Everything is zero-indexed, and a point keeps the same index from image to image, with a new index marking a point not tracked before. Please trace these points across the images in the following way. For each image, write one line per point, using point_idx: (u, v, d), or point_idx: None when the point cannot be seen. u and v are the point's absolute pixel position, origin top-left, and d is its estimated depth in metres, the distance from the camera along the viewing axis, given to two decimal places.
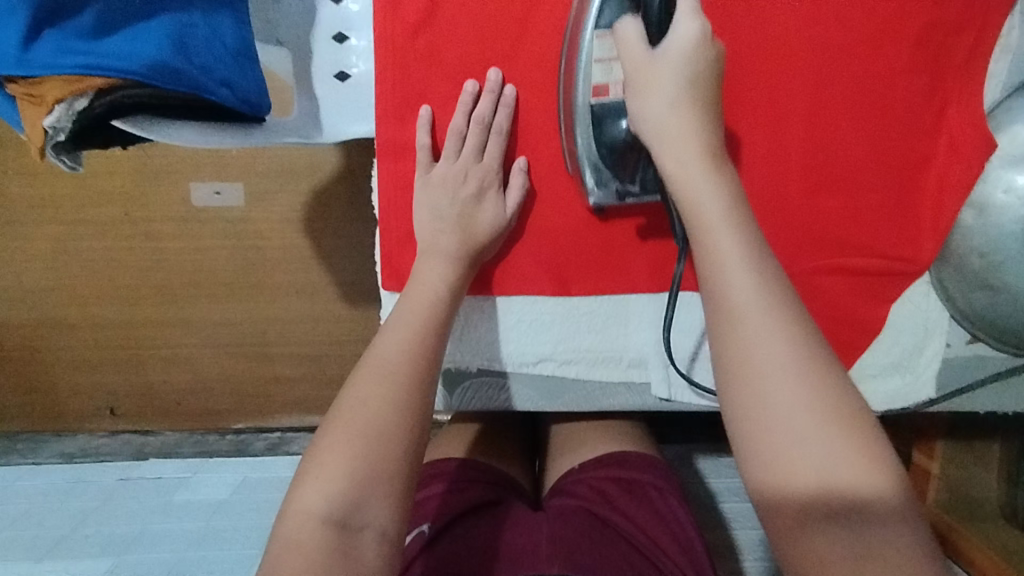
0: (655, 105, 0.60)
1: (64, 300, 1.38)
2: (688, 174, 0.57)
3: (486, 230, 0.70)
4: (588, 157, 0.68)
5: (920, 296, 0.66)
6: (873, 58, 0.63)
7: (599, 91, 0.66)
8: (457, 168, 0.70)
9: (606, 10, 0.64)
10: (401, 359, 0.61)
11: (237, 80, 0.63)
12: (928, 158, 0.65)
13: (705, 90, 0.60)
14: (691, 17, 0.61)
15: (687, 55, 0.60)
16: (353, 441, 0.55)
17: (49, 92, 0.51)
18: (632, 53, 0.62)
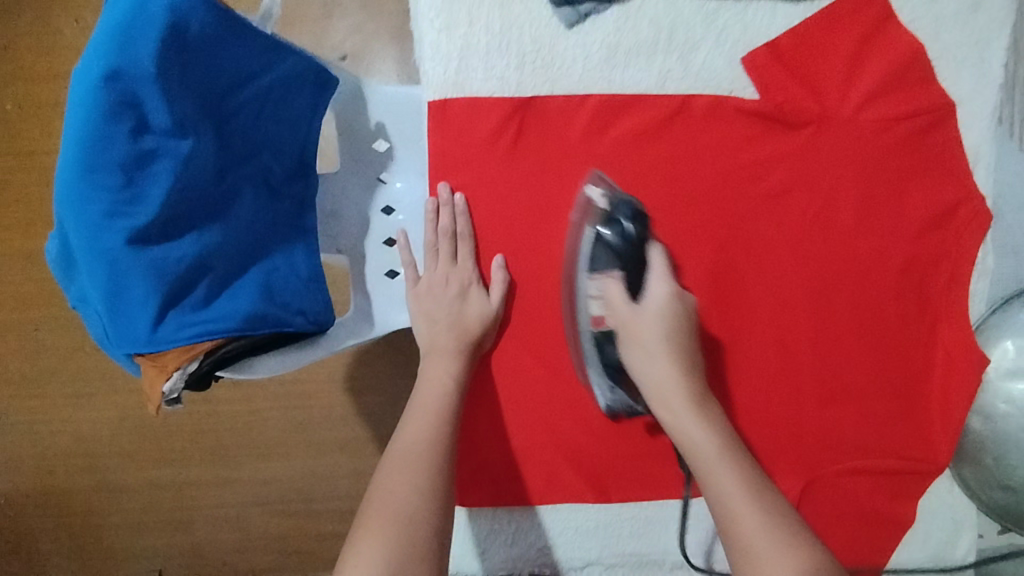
0: (660, 371, 0.72)
1: (123, 465, 1.46)
2: (683, 425, 0.69)
3: (480, 319, 0.79)
4: (596, 369, 0.79)
5: (943, 489, 0.80)
6: (861, 288, 0.79)
7: (598, 321, 0.77)
8: (441, 275, 0.79)
9: (597, 257, 0.76)
10: (421, 448, 0.68)
11: (306, 305, 0.78)
12: (929, 370, 0.79)
13: (680, 347, 0.73)
14: (661, 281, 0.75)
15: (663, 316, 0.73)
16: (387, 524, 0.60)
17: (169, 361, 0.60)
18: (618, 306, 0.74)
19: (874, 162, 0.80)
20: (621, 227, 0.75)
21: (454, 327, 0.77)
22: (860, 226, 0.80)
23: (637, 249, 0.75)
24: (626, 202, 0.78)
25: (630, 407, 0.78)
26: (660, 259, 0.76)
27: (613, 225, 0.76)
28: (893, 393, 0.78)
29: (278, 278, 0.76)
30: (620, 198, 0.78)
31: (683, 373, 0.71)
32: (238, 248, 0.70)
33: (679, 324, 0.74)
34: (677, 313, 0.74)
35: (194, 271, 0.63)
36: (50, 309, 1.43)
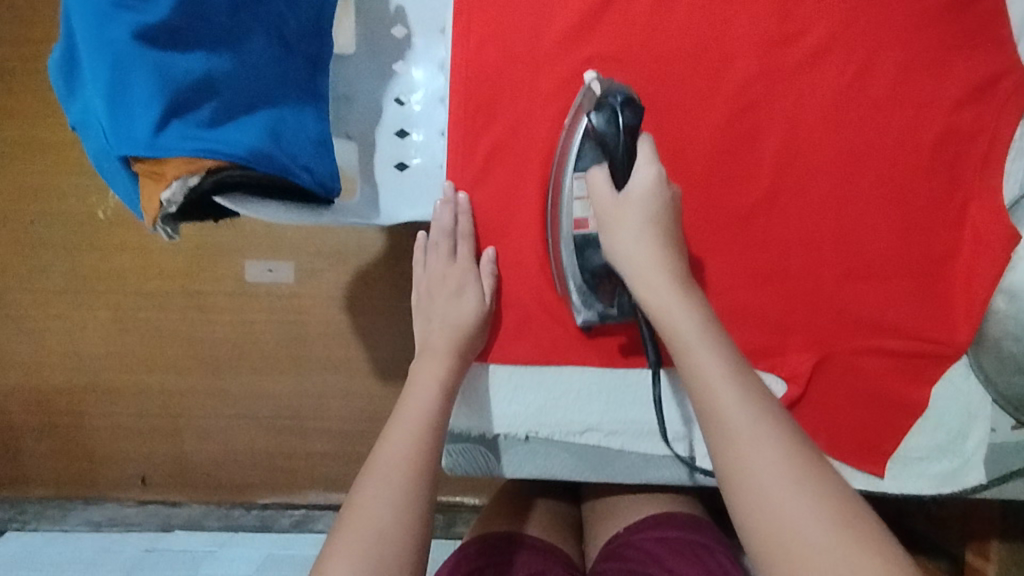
0: (625, 242, 0.55)
1: (113, 368, 1.43)
2: (662, 305, 0.51)
3: (475, 320, 0.63)
4: (574, 280, 0.63)
5: (959, 378, 0.62)
6: (898, 145, 0.62)
7: (582, 224, 0.61)
8: (444, 270, 0.65)
9: (584, 151, 0.61)
10: (408, 458, 0.52)
11: (315, 165, 0.74)
12: (954, 250, 0.62)
13: (669, 229, 0.55)
14: (649, 162, 0.56)
15: (651, 201, 0.55)
16: (359, 558, 0.45)
17: (170, 170, 0.58)
18: (599, 198, 0.57)
19: (919, 18, 0.61)
20: (610, 113, 0.58)
21: (453, 327, 0.62)
22: (903, 92, 0.62)
23: (629, 144, 0.57)
24: (622, 88, 0.60)
25: (602, 315, 0.63)
26: (649, 150, 0.56)
27: (601, 111, 0.59)
28: (906, 283, 0.62)
29: (286, 129, 0.72)
30: (615, 84, 0.60)
31: (677, 260, 0.54)
32: (248, 88, 0.67)
33: (669, 212, 0.56)
34: (667, 207, 0.55)
35: (200, 89, 0.61)
36: (47, 203, 1.40)
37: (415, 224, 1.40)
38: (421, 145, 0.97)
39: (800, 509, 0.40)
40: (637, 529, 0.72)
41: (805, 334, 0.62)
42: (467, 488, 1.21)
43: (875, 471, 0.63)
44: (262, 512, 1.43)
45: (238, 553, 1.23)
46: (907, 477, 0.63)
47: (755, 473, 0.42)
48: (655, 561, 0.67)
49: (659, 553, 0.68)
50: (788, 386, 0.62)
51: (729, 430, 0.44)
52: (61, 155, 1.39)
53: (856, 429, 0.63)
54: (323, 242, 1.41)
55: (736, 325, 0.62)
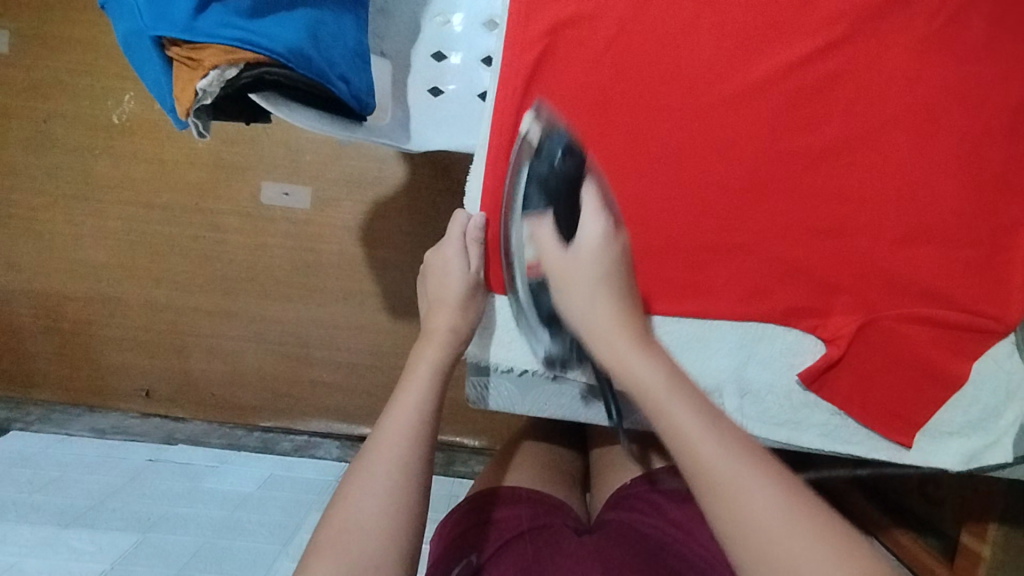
0: (580, 299, 0.56)
1: (121, 279, 1.41)
2: (618, 358, 0.52)
3: (456, 289, 0.60)
4: (531, 317, 0.63)
5: (1004, 355, 0.60)
6: (979, 103, 0.58)
7: (532, 267, 0.61)
8: (436, 260, 0.62)
9: (530, 195, 0.60)
10: (403, 445, 0.49)
11: (353, 77, 0.69)
12: (1018, 221, 0.59)
13: (620, 285, 0.57)
14: (596, 217, 0.59)
15: (600, 254, 0.57)
16: (343, 551, 0.44)
17: (208, 58, 0.54)
18: (551, 255, 0.59)
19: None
20: (551, 161, 0.60)
21: (445, 306, 0.59)
22: (992, 48, 0.57)
23: (572, 194, 0.59)
24: (562, 136, 0.60)
25: (560, 354, 0.64)
26: (592, 197, 0.59)
27: (544, 158, 0.60)
28: (965, 251, 0.59)
29: (326, 33, 0.68)
30: (554, 127, 0.61)
31: (632, 316, 0.55)
32: None
33: (618, 267, 0.57)
34: (618, 258, 0.57)
35: None
36: (61, 102, 1.35)
37: (437, 159, 1.36)
38: (458, 71, 0.92)
39: (787, 521, 0.39)
40: (642, 481, 0.73)
41: (852, 297, 0.60)
42: (472, 430, 1.21)
43: (903, 441, 0.62)
44: (264, 434, 1.43)
45: (240, 470, 1.24)
46: (933, 448, 0.62)
47: (742, 510, 0.40)
48: (658, 512, 0.68)
49: (662, 504, 0.69)
50: (825, 347, 0.61)
51: (704, 472, 0.42)
52: (76, 52, 1.33)
53: (888, 398, 0.61)
54: (342, 170, 1.37)
55: (781, 278, 0.60)
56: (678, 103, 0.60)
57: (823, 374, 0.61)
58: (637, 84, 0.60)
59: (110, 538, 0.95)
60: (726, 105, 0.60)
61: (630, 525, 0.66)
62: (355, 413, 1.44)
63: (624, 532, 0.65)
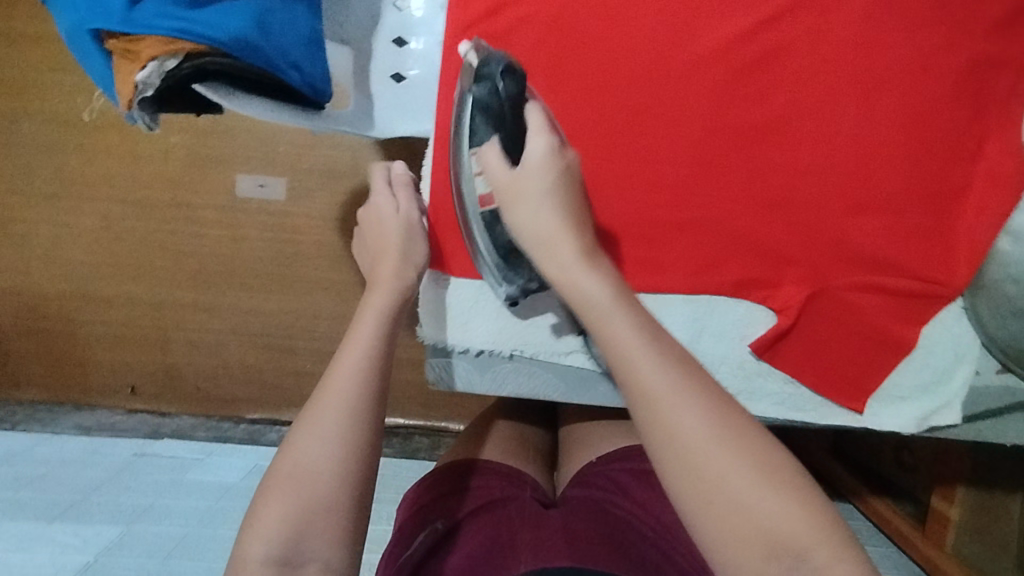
0: (526, 215, 0.53)
1: (102, 276, 1.42)
2: (569, 282, 0.48)
3: (393, 233, 0.61)
4: (490, 256, 0.63)
5: (952, 320, 0.61)
6: (921, 69, 0.58)
7: (486, 200, 0.60)
8: (370, 214, 0.64)
9: (477, 126, 0.59)
10: (352, 386, 0.49)
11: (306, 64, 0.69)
12: (964, 187, 0.59)
13: (571, 201, 0.53)
14: (539, 133, 0.55)
15: (545, 171, 0.53)
16: (295, 498, 0.43)
17: (146, 50, 0.54)
18: (495, 173, 0.56)
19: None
20: (492, 84, 0.57)
21: (387, 256, 0.60)
22: (931, 16, 0.57)
23: (514, 113, 0.56)
24: (502, 54, 0.58)
25: (524, 289, 0.62)
26: (535, 114, 0.56)
27: (483, 82, 0.57)
28: (911, 219, 0.60)
29: (276, 20, 0.67)
30: (490, 53, 0.58)
31: (579, 228, 0.52)
32: None
33: (567, 182, 0.54)
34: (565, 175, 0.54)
35: None
36: (30, 101, 1.34)
37: (411, 146, 1.36)
38: (420, 56, 0.91)
39: (723, 457, 0.38)
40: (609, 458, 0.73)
41: (801, 267, 0.61)
42: (454, 414, 1.22)
43: (856, 407, 0.63)
44: (251, 426, 1.44)
45: (226, 462, 1.25)
46: (888, 413, 0.63)
47: (672, 432, 0.39)
48: (622, 489, 0.69)
49: (625, 482, 0.70)
50: (776, 317, 0.62)
51: (643, 390, 0.41)
52: (42, 50, 1.33)
53: (841, 364, 0.62)
54: (316, 160, 1.36)
55: (730, 251, 0.61)
56: (625, 81, 0.60)
57: (774, 344, 0.62)
58: (581, 62, 0.60)
59: (95, 531, 0.96)
60: (673, 81, 0.60)
61: (595, 502, 0.67)
62: None
63: (590, 505, 0.66)
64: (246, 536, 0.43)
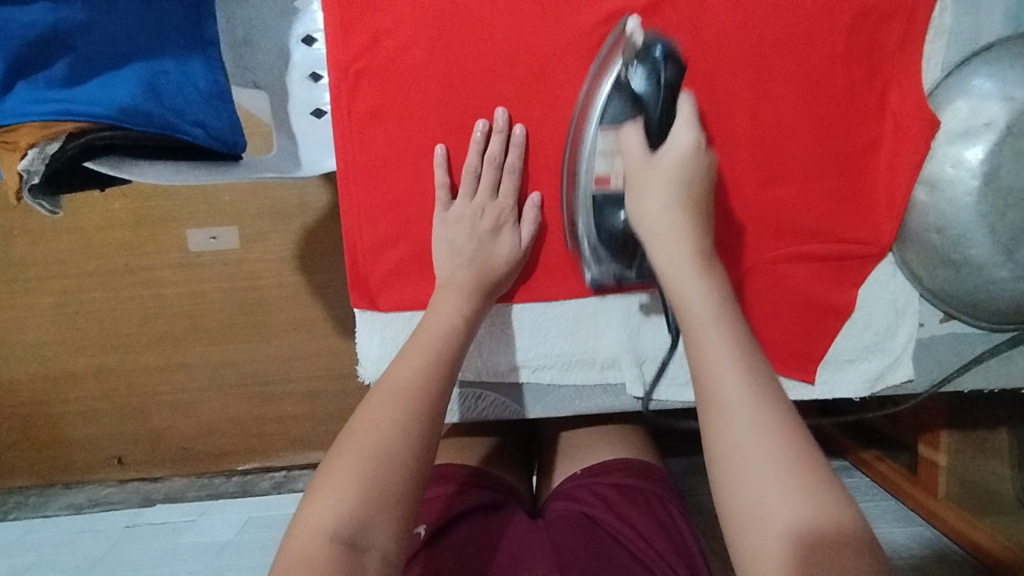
0: (648, 205, 0.51)
1: (67, 352, 1.36)
2: (672, 282, 0.48)
3: (507, 265, 0.58)
4: (588, 239, 0.57)
5: (885, 276, 0.61)
6: (808, 34, 0.57)
7: (603, 181, 0.55)
8: (462, 218, 0.58)
9: (611, 106, 0.54)
10: (418, 377, 0.49)
11: (212, 120, 0.65)
12: (874, 142, 0.58)
13: (696, 196, 0.51)
14: (689, 128, 0.52)
15: (683, 166, 0.51)
16: (359, 477, 0.43)
17: (23, 137, 0.53)
18: (633, 157, 0.53)
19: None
20: (654, 68, 0.52)
21: (452, 291, 0.56)
22: None
23: (668, 99, 0.52)
24: (661, 41, 0.53)
25: (618, 277, 0.59)
26: (688, 106, 0.53)
27: (642, 66, 0.52)
28: (825, 184, 0.59)
29: (169, 83, 0.63)
30: (654, 36, 0.54)
31: (699, 230, 0.50)
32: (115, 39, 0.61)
33: (698, 179, 0.52)
34: (699, 175, 0.51)
35: (49, 45, 0.55)
36: None
37: None
38: None
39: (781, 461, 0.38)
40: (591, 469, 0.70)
41: (728, 247, 0.60)
42: None
43: (806, 378, 0.63)
44: (243, 478, 1.41)
45: (219, 519, 1.21)
46: (838, 378, 0.63)
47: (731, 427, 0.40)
48: (606, 505, 0.65)
49: (611, 498, 0.66)
50: None
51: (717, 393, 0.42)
52: None
53: (785, 338, 0.61)
54: (263, 203, 1.29)
55: None
56: (518, 90, 0.58)
57: None
58: (472, 79, 0.58)
59: None
60: (568, 78, 0.58)
61: (583, 524, 0.63)
62: (330, 442, 1.41)
63: (577, 529, 0.62)
64: (313, 511, 0.43)
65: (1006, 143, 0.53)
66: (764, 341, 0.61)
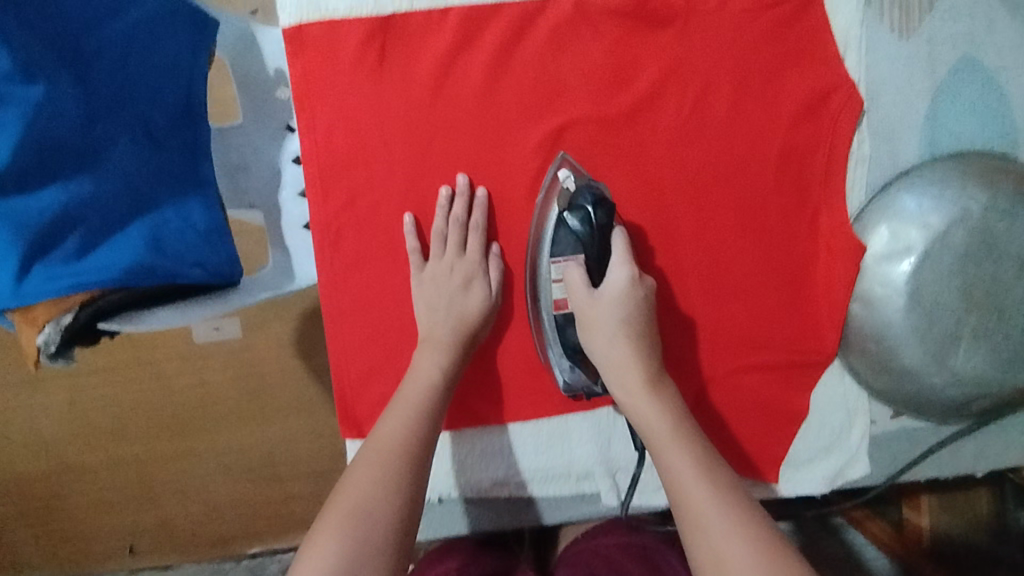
0: (601, 344, 0.56)
1: (67, 442, 1.09)
2: (632, 400, 0.54)
3: (480, 312, 0.60)
4: (557, 353, 0.61)
5: (835, 379, 0.65)
6: (741, 171, 0.61)
7: (561, 305, 0.59)
8: (436, 272, 0.61)
9: (559, 238, 0.59)
10: (403, 434, 0.53)
11: (208, 257, 0.66)
12: (811, 262, 0.63)
13: (643, 335, 0.57)
14: (622, 264, 0.58)
15: (624, 305, 0.56)
16: (346, 540, 0.46)
17: (38, 315, 0.52)
18: (580, 303, 0.57)
19: (745, 44, 0.60)
20: (585, 214, 0.56)
21: (430, 345, 0.58)
22: (740, 122, 0.61)
23: (603, 238, 0.56)
24: (591, 185, 0.57)
25: (588, 389, 0.61)
26: (621, 242, 0.58)
27: (576, 211, 0.56)
28: (772, 301, 0.63)
29: (168, 231, 0.63)
30: (585, 181, 0.57)
31: (647, 360, 0.56)
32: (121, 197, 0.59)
33: (642, 316, 0.57)
34: (639, 307, 0.57)
35: (61, 223, 0.52)
36: None
37: None
38: None
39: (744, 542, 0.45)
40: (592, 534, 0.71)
41: (684, 367, 0.63)
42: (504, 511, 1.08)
43: (770, 480, 0.66)
44: (251, 560, 1.14)
45: None
46: (801, 478, 0.66)
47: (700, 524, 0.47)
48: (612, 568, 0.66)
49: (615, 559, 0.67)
50: None
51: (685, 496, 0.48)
52: None
53: (747, 444, 0.65)
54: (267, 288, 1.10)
55: None
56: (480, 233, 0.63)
57: None
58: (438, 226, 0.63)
59: None
60: (523, 222, 0.63)
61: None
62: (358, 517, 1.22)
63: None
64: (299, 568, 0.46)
65: (924, 264, 0.59)
66: (727, 446, 0.65)
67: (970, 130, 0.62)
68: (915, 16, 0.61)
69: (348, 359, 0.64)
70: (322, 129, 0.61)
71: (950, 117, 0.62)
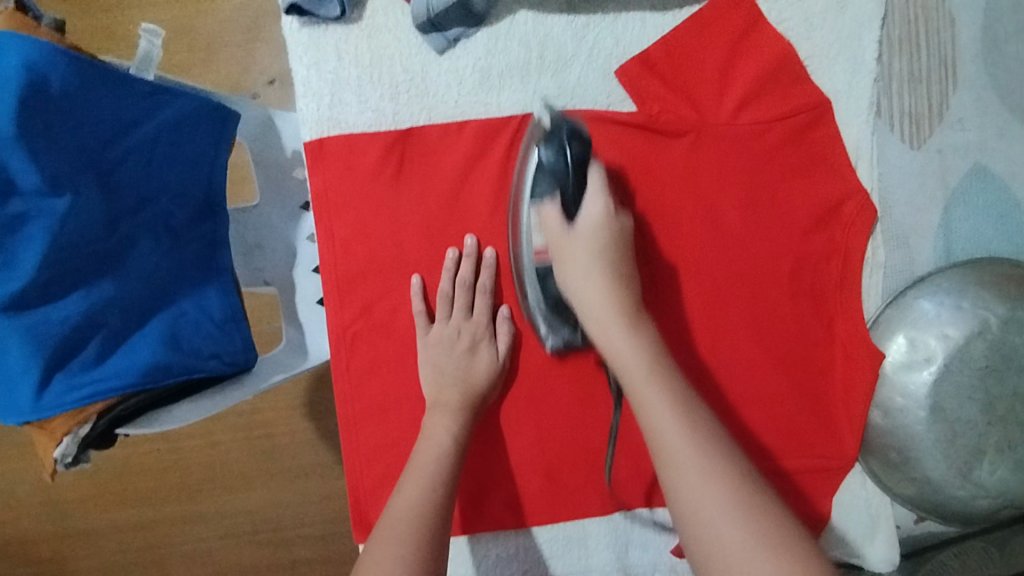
0: (574, 276, 0.55)
1: (71, 497, 0.96)
2: (608, 338, 0.52)
3: (487, 380, 0.60)
4: (537, 305, 0.61)
5: (857, 485, 0.63)
6: (756, 276, 0.62)
7: (542, 253, 0.58)
8: (443, 335, 0.61)
9: (538, 182, 0.58)
10: (417, 505, 0.50)
11: (228, 346, 0.54)
12: (828, 368, 0.62)
13: (619, 264, 0.55)
14: (597, 193, 0.56)
15: (595, 235, 0.55)
16: None
17: (57, 427, 0.43)
18: (552, 230, 0.56)
19: (756, 157, 0.61)
20: (560, 148, 0.55)
21: (439, 411, 0.58)
22: (753, 230, 0.62)
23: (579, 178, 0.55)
24: (569, 123, 0.57)
25: (568, 341, 0.62)
26: (596, 175, 0.57)
27: (550, 144, 0.56)
28: (790, 406, 0.62)
29: (185, 326, 0.52)
30: (563, 119, 0.57)
31: (621, 277, 0.54)
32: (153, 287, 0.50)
33: (619, 242, 0.56)
34: (615, 239, 0.55)
35: (87, 329, 0.44)
36: None
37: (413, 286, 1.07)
38: None
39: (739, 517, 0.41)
40: None
41: None
42: None
43: None
44: None
45: None
46: None
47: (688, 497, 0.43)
48: None
49: None
50: None
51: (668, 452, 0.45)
52: None
53: None
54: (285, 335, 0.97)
55: (630, 462, 0.64)
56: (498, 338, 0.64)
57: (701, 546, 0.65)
58: None
59: None
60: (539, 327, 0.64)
61: None
62: None
63: None
64: None
65: (944, 377, 0.59)
66: None
67: (984, 238, 0.63)
68: (924, 126, 0.63)
69: (366, 463, 0.63)
70: (344, 239, 0.63)
71: (963, 226, 0.63)
